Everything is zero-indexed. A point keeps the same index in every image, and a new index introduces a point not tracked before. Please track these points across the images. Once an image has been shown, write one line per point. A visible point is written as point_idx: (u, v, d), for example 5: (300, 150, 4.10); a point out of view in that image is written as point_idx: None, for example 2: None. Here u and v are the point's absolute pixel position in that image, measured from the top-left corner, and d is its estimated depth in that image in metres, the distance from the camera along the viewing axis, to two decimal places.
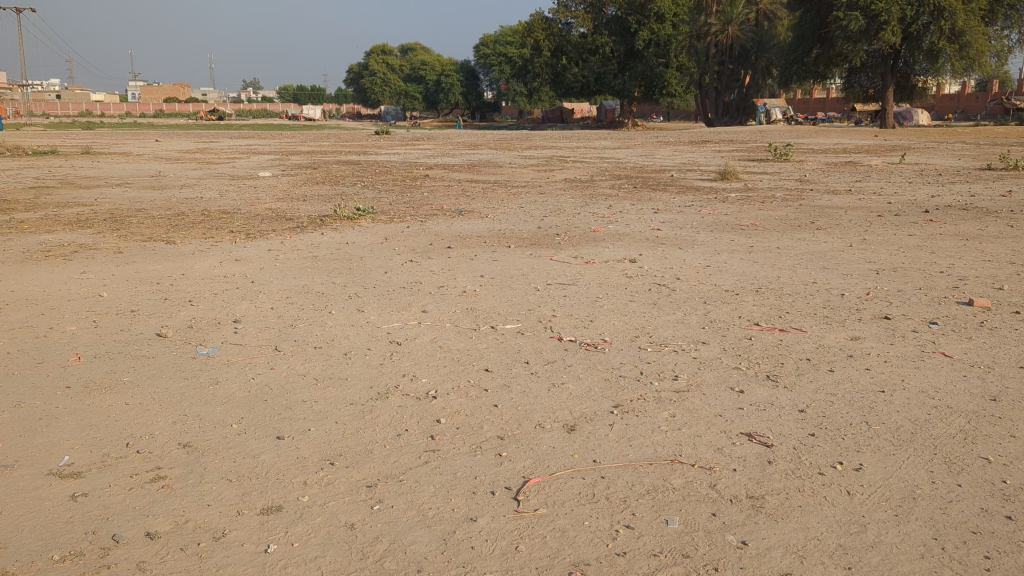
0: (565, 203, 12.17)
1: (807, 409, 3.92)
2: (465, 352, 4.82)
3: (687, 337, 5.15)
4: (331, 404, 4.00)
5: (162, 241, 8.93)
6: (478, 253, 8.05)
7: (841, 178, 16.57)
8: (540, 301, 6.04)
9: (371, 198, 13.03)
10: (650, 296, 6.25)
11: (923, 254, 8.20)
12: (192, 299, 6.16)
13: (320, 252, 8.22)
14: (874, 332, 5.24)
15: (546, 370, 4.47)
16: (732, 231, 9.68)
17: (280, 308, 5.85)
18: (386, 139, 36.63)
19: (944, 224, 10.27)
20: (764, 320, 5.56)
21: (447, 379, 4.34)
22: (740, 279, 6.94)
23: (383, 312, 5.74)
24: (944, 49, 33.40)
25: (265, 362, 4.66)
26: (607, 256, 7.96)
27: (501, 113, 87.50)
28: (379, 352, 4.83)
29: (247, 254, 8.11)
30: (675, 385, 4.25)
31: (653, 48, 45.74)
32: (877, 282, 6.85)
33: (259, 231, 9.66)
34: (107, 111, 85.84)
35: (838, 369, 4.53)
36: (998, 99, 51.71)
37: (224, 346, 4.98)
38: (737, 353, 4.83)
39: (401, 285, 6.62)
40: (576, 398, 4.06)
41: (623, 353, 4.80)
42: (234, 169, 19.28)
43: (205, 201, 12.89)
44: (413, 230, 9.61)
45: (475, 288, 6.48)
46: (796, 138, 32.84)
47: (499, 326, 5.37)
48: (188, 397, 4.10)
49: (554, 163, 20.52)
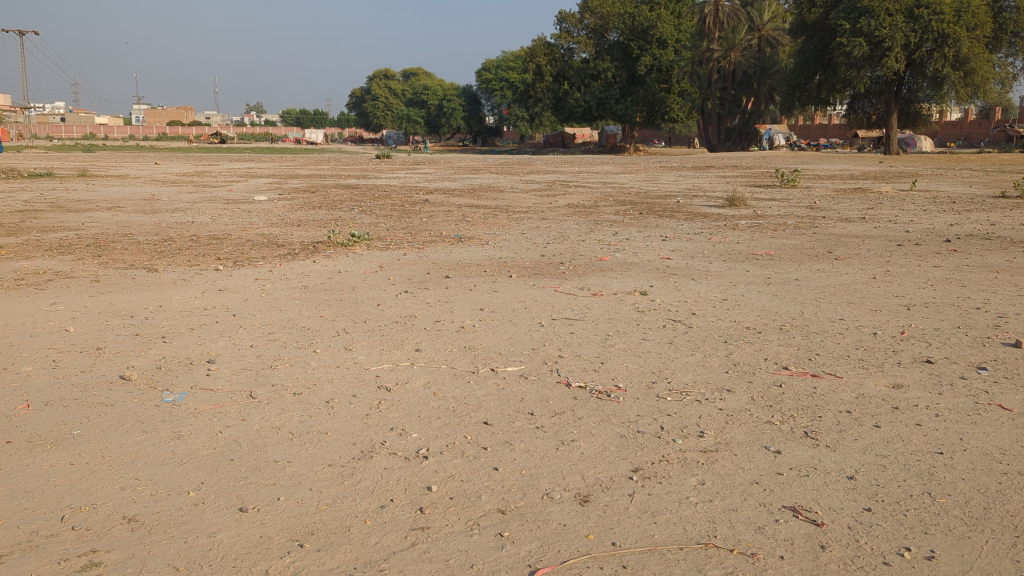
0: (568, 229, 11.72)
1: (857, 476, 3.40)
2: (463, 399, 4.30)
3: (710, 384, 4.62)
4: (306, 465, 3.47)
5: (144, 268, 8.47)
6: (477, 284, 7.56)
7: (852, 206, 16.05)
8: (545, 340, 5.52)
9: (366, 223, 12.55)
10: (665, 334, 5.73)
11: (952, 287, 7.70)
12: (166, 334, 5.64)
13: (309, 282, 7.73)
14: (918, 379, 4.72)
15: (554, 425, 3.93)
16: (746, 261, 9.19)
17: (260, 347, 5.32)
18: (387, 163, 36.25)
19: (968, 255, 9.75)
20: (793, 364, 5.04)
21: (441, 435, 3.81)
22: (761, 314, 6.43)
23: (373, 351, 5.22)
24: (949, 76, 33.07)
25: (236, 412, 4.12)
26: (615, 287, 7.47)
27: (502, 137, 87.55)
28: (365, 399, 4.30)
29: (232, 284, 7.58)
30: (701, 444, 3.72)
31: (655, 73, 46.26)
32: (911, 318, 6.36)
33: (248, 258, 9.19)
34: (110, 133, 85.72)
35: (884, 424, 4.00)
36: (1002, 126, 51.46)
37: (193, 391, 4.44)
38: (768, 404, 4.29)
39: (394, 320, 6.11)
40: (588, 461, 3.53)
41: (639, 402, 4.27)
42: (230, 193, 18.78)
43: (196, 225, 12.41)
44: (408, 258, 9.13)
45: (474, 323, 5.97)
46: (801, 163, 32.44)
47: (499, 369, 4.84)
48: (142, 457, 3.56)
49: (556, 188, 20.07)
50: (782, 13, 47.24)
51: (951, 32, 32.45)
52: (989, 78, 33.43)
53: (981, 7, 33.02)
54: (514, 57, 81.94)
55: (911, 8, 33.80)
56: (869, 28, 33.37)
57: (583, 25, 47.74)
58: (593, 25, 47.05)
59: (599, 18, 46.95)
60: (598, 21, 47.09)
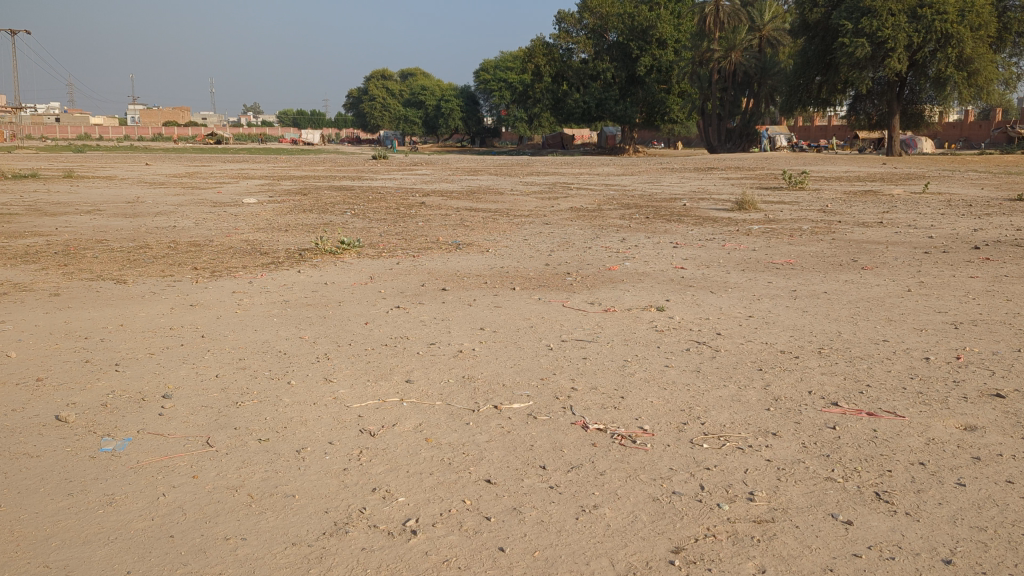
0: (574, 235, 11.03)
1: (954, 559, 2.72)
2: (461, 447, 3.60)
3: (751, 427, 3.91)
4: (262, 546, 2.77)
5: (111, 278, 7.78)
6: (477, 297, 6.87)
7: (866, 209, 15.43)
8: (554, 367, 4.82)
9: (358, 228, 11.87)
10: (690, 360, 5.03)
11: (995, 301, 7.03)
12: (120, 362, 4.93)
13: (292, 295, 7.05)
14: (993, 418, 4.03)
15: (571, 484, 3.25)
16: (767, 271, 8.49)
17: (227, 378, 4.61)
18: (383, 164, 35.41)
19: (1002, 264, 9.09)
20: (843, 399, 4.33)
21: (433, 499, 3.11)
22: (793, 335, 5.74)
23: (356, 384, 4.50)
24: (952, 76, 32.28)
25: (188, 466, 3.42)
26: (628, 302, 6.78)
27: (501, 138, 86.71)
28: (344, 448, 3.60)
29: (206, 298, 6.89)
30: (752, 511, 3.04)
31: (655, 73, 45.57)
32: (962, 340, 5.66)
33: (228, 267, 8.50)
34: (106, 134, 84.53)
35: (969, 482, 3.30)
36: (1003, 127, 50.72)
37: (139, 437, 3.74)
38: (824, 453, 3.60)
39: (382, 342, 5.41)
40: (617, 536, 2.85)
41: (671, 452, 3.57)
42: (220, 195, 18.13)
43: (178, 231, 11.71)
44: (401, 267, 8.43)
45: (473, 347, 5.27)
46: (803, 164, 31.90)
47: (504, 406, 4.13)
48: (61, 533, 2.86)
49: (558, 190, 19.40)
50: (782, 14, 46.44)
51: (955, 33, 31.74)
52: (993, 79, 32.70)
53: (985, 7, 32.27)
54: (511, 58, 81.14)
55: (913, 8, 33.06)
56: (872, 28, 32.61)
57: (583, 26, 47.06)
58: (592, 25, 46.33)
59: (598, 18, 46.37)
60: (597, 21, 46.40)
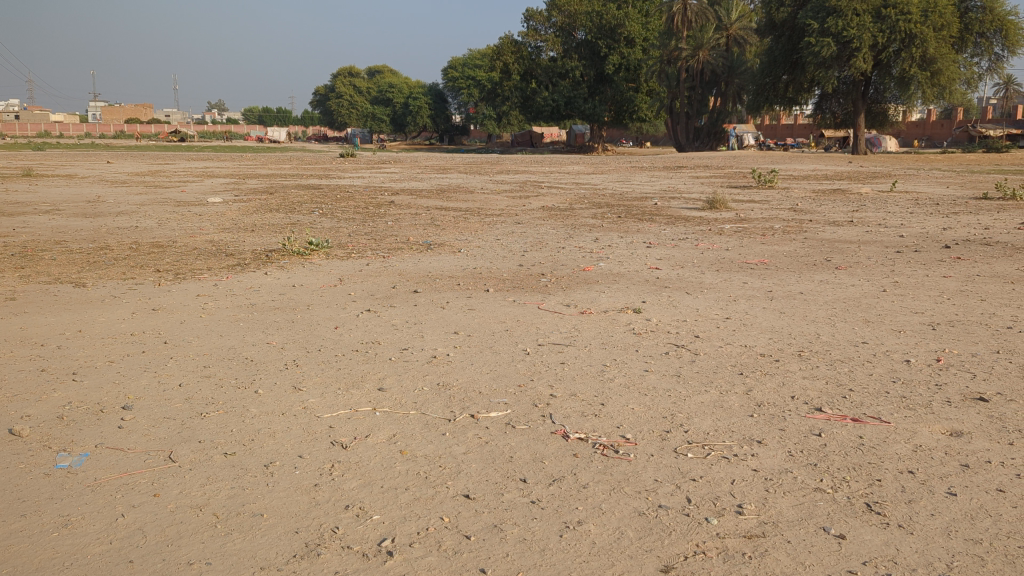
0: (546, 234, 10.92)
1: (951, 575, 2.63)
2: (438, 460, 3.46)
3: (734, 434, 3.81)
4: (229, 571, 2.61)
5: (70, 282, 7.52)
6: (450, 300, 6.72)
7: (835, 208, 15.49)
8: (532, 373, 4.69)
9: (326, 228, 11.67)
10: (669, 364, 4.92)
11: (971, 301, 7.00)
12: (78, 371, 4.72)
13: (259, 298, 6.84)
14: (978, 424, 3.96)
15: (553, 499, 3.11)
16: (741, 271, 8.43)
17: (191, 388, 4.42)
18: (351, 162, 35.06)
19: (973, 263, 9.10)
20: (827, 404, 4.24)
21: (409, 517, 2.96)
22: (772, 337, 5.65)
23: (327, 392, 4.34)
24: (916, 75, 32.63)
25: (149, 484, 3.23)
26: (604, 304, 6.66)
27: (470, 136, 86.50)
28: (314, 462, 3.44)
29: (168, 302, 6.67)
30: (742, 525, 2.93)
31: (624, 71, 45.70)
32: (941, 341, 5.61)
33: (191, 269, 8.26)
34: (67, 131, 82.99)
35: (960, 492, 3.22)
36: (965, 126, 51.43)
37: (97, 452, 3.55)
38: (811, 462, 3.50)
39: (353, 348, 5.24)
40: (603, 555, 2.72)
41: (655, 462, 3.46)
42: (183, 194, 17.79)
43: (140, 231, 11.42)
44: (371, 268, 8.26)
45: (447, 352, 5.11)
46: (771, 163, 32.09)
47: (481, 415, 3.99)
48: (10, 561, 2.67)
49: (528, 189, 19.29)
50: (748, 13, 46.64)
51: (918, 33, 32.08)
52: (955, 78, 33.09)
53: (947, 7, 32.62)
54: (479, 56, 80.89)
55: (878, 8, 33.37)
56: (837, 28, 32.85)
57: (551, 23, 46.77)
58: (561, 23, 46.21)
59: (567, 16, 46.30)
60: (566, 19, 46.34)
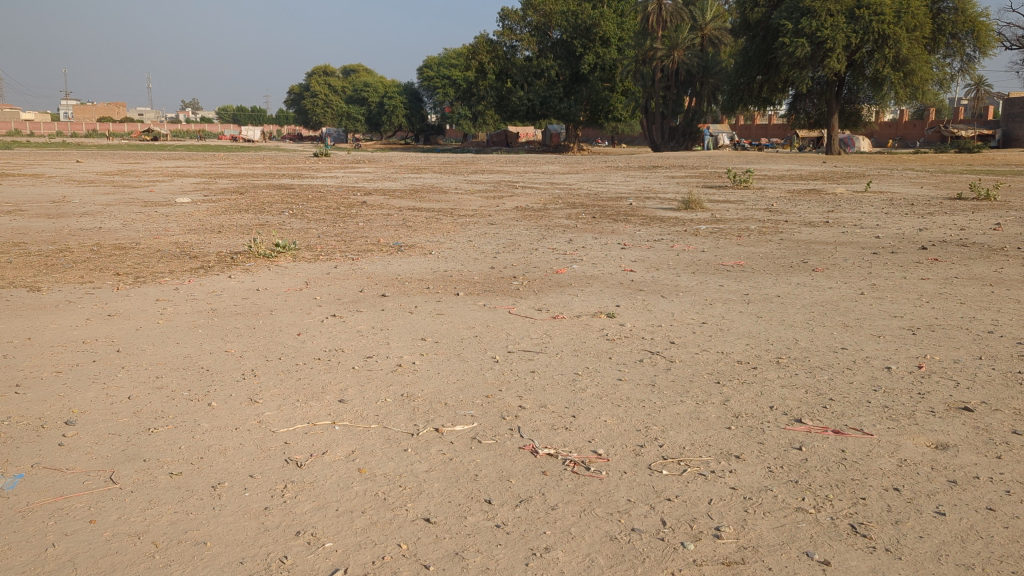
0: (519, 236, 10.73)
1: None
2: (398, 480, 3.25)
3: (712, 448, 3.63)
4: None
5: (24, 286, 7.22)
6: (418, 304, 6.51)
7: (810, 208, 15.43)
8: (500, 383, 4.49)
9: (295, 230, 11.41)
10: (644, 372, 4.74)
11: (950, 305, 6.89)
12: (21, 383, 4.45)
13: (220, 303, 6.59)
14: (964, 435, 3.81)
15: (520, 522, 2.92)
16: (718, 273, 8.29)
17: (140, 400, 4.17)
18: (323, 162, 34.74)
19: (951, 264, 9.01)
20: (806, 415, 4.08)
21: (365, 544, 2.76)
22: (749, 343, 5.50)
23: (284, 404, 4.12)
24: (888, 76, 32.79)
25: (85, 509, 3.00)
26: (577, 308, 6.48)
27: (445, 135, 86.17)
28: (266, 483, 3.22)
29: (125, 307, 6.41)
30: (720, 551, 2.75)
31: (598, 71, 45.90)
32: (922, 347, 5.47)
33: (152, 272, 7.98)
34: (36, 130, 81.58)
35: (948, 511, 3.06)
36: (937, 126, 51.74)
37: (33, 473, 3.31)
38: (792, 478, 3.33)
39: (314, 356, 5.01)
40: None
41: (628, 480, 3.27)
42: (151, 194, 17.42)
43: (103, 233, 11.08)
44: (339, 271, 8.03)
45: (413, 361, 4.90)
46: (745, 163, 32.11)
47: (446, 429, 3.79)
48: None
49: (502, 189, 19.11)
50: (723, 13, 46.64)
51: (892, 33, 32.25)
52: (928, 79, 33.26)
53: (920, 8, 32.77)
54: (455, 55, 80.60)
55: (852, 9, 33.48)
56: (811, 29, 32.91)
57: (527, 23, 46.59)
58: (536, 22, 46.09)
59: (542, 15, 46.12)
60: (541, 19, 46.16)
